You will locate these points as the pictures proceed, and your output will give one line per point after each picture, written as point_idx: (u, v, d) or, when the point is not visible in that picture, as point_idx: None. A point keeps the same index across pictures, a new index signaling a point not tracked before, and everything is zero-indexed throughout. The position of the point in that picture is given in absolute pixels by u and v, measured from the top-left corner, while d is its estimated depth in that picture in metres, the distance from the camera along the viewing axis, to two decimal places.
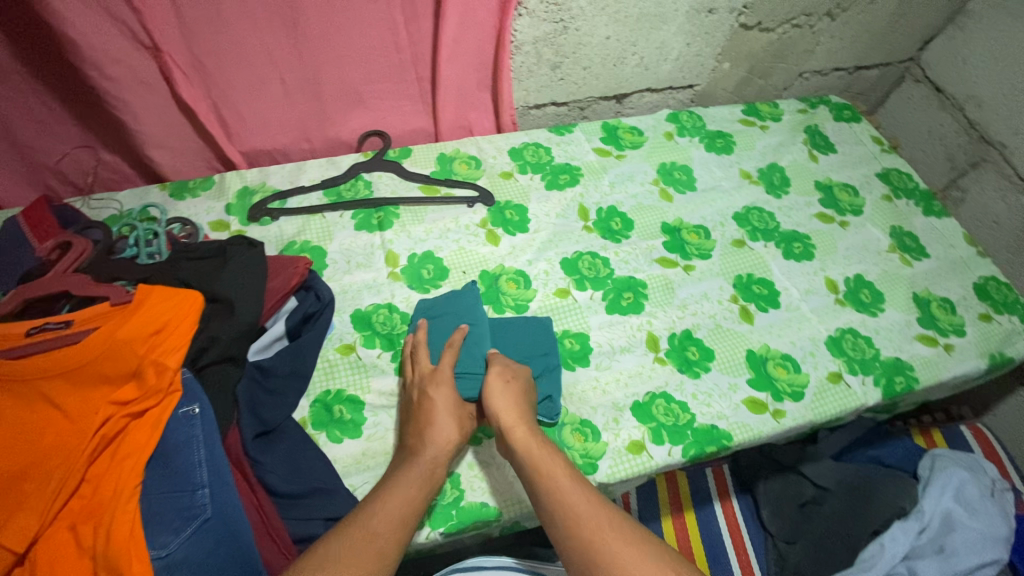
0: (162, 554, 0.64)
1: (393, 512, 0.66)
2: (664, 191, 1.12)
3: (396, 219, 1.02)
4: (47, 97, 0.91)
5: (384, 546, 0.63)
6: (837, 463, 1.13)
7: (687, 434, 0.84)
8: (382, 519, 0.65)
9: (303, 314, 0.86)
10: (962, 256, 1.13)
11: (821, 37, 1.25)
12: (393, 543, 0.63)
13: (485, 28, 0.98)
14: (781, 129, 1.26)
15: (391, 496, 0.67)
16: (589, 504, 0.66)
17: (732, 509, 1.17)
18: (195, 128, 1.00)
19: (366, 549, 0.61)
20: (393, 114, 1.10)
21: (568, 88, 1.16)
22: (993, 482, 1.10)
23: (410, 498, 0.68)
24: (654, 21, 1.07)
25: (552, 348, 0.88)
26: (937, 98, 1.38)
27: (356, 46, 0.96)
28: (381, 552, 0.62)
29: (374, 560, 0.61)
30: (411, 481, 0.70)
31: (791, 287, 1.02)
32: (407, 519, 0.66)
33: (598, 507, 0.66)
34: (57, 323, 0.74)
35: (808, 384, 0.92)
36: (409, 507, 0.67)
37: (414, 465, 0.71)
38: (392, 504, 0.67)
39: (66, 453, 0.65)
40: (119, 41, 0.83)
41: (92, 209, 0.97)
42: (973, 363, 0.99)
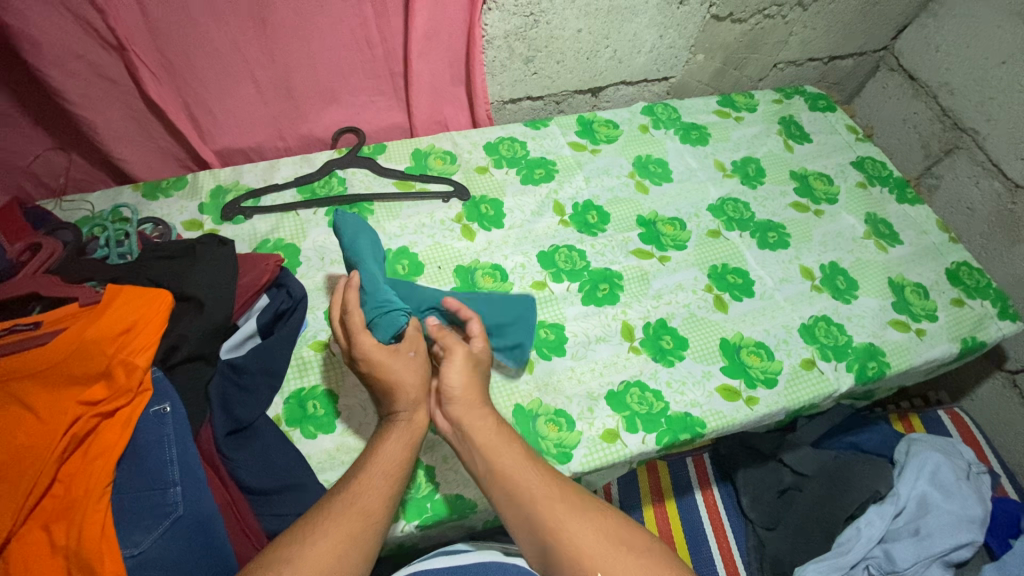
0: (135, 552, 0.64)
1: (379, 473, 0.67)
2: (639, 183, 1.13)
3: (371, 215, 1.02)
4: (14, 98, 0.90)
5: (368, 506, 0.64)
6: (816, 450, 1.15)
7: (661, 422, 0.85)
8: (367, 482, 0.66)
9: (275, 312, 0.87)
10: (935, 243, 1.14)
11: (794, 27, 1.26)
12: (378, 501, 0.65)
13: (456, 22, 0.98)
14: (756, 120, 1.26)
15: (376, 459, 0.68)
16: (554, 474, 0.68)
17: (713, 497, 1.20)
18: (166, 128, 1.00)
19: (349, 514, 0.62)
20: (367, 110, 1.10)
21: (542, 82, 1.16)
22: (968, 465, 1.11)
23: (395, 457, 0.69)
24: (625, 14, 1.07)
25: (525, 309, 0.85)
26: (911, 87, 1.39)
27: (326, 43, 0.96)
28: (366, 513, 0.63)
29: (359, 522, 0.62)
30: (395, 440, 0.70)
31: (765, 276, 1.03)
32: (393, 476, 0.67)
33: (543, 477, 0.67)
34: (25, 324, 0.73)
35: (781, 371, 0.92)
36: (396, 465, 0.68)
37: (395, 422, 0.71)
38: (377, 466, 0.67)
39: (35, 454, 0.64)
40: (80, 36, 0.83)
41: (64, 211, 0.96)
42: (944, 347, 1.00)
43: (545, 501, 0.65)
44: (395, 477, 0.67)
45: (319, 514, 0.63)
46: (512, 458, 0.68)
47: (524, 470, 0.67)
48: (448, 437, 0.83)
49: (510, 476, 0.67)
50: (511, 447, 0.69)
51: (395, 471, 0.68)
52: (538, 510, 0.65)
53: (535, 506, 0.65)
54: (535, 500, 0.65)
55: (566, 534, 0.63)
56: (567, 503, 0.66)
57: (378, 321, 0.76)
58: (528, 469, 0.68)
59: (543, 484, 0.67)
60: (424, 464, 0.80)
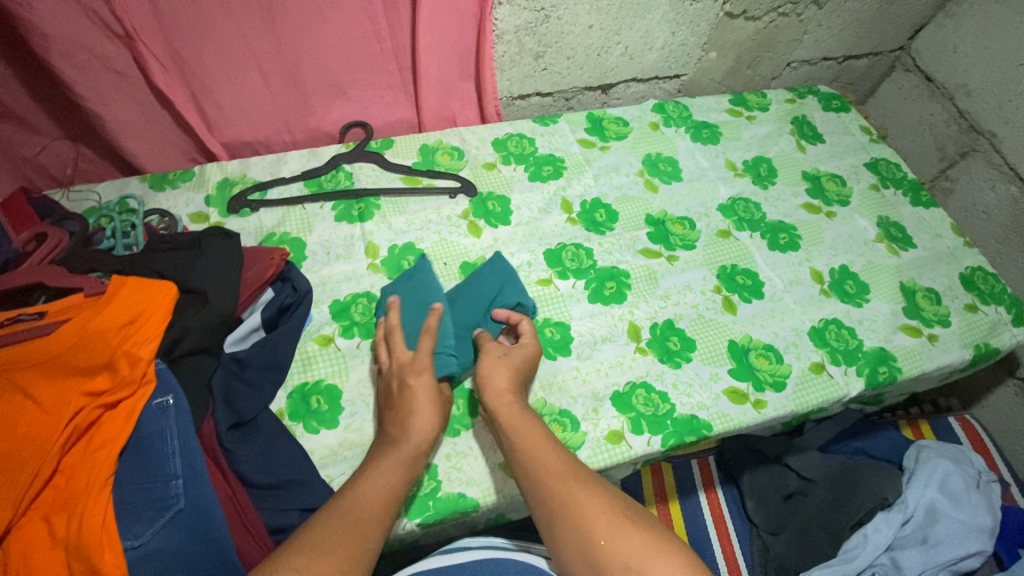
0: (136, 545, 0.64)
1: (377, 502, 0.65)
2: (649, 182, 1.11)
3: (377, 210, 1.02)
4: (22, 88, 0.90)
5: (368, 530, 0.62)
6: (823, 456, 1.14)
7: (667, 424, 0.84)
8: (367, 510, 0.64)
9: (279, 305, 0.86)
10: (949, 247, 1.12)
11: (809, 26, 1.24)
12: (376, 529, 0.63)
13: (466, 16, 0.97)
14: (769, 120, 1.25)
15: (374, 486, 0.67)
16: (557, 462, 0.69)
17: (718, 500, 1.18)
18: (174, 120, 1.00)
19: (349, 537, 0.61)
20: (375, 105, 1.09)
21: (552, 78, 1.15)
22: (978, 473, 1.10)
23: (394, 485, 0.68)
24: (637, 10, 1.06)
25: (524, 297, 0.86)
26: (927, 88, 1.37)
27: (334, 35, 0.95)
28: (365, 538, 0.62)
29: (358, 546, 0.60)
30: (396, 469, 0.69)
31: (775, 278, 1.02)
32: (391, 504, 0.66)
33: (559, 455, 0.69)
34: (29, 315, 0.73)
35: (789, 375, 0.91)
36: (393, 495, 0.67)
37: (396, 449, 0.71)
38: (376, 494, 0.66)
39: (37, 445, 0.63)
40: (89, 30, 0.82)
41: (70, 201, 0.96)
42: (957, 354, 0.98)
43: (557, 476, 0.67)
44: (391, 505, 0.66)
45: (316, 530, 0.61)
46: (534, 436, 0.71)
47: (544, 449, 0.70)
48: (452, 435, 0.82)
49: (528, 453, 0.70)
50: (532, 426, 0.72)
51: (391, 499, 0.67)
52: (550, 482, 0.66)
53: (547, 480, 0.67)
54: (548, 473, 0.67)
55: (573, 506, 0.64)
56: (577, 479, 0.67)
57: (438, 357, 0.80)
58: (546, 446, 0.70)
59: (557, 462, 0.68)
60: (427, 462, 0.80)
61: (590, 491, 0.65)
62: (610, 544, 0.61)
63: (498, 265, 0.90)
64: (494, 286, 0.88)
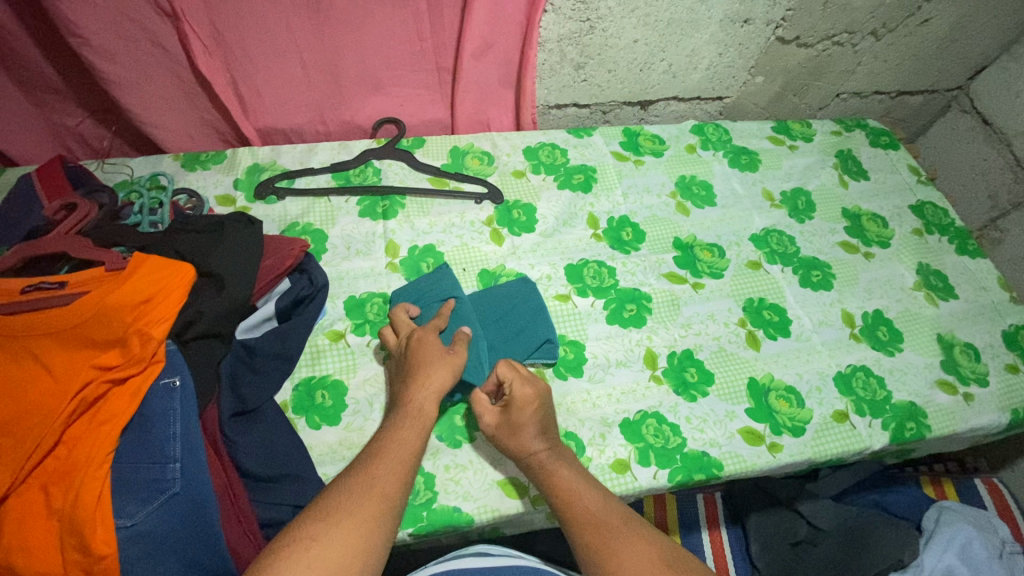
0: (128, 524, 0.63)
1: (392, 458, 0.66)
2: (681, 205, 1.08)
3: (401, 209, 1.01)
4: (69, 62, 0.93)
5: (387, 488, 0.63)
6: (836, 505, 1.09)
7: (676, 459, 0.81)
8: (382, 467, 0.65)
9: (294, 297, 0.86)
10: (994, 301, 1.06)
11: (864, 57, 1.19)
12: (395, 485, 0.64)
13: (510, 22, 0.96)
14: (812, 151, 1.20)
15: (386, 448, 0.67)
16: (603, 506, 0.68)
17: (721, 540, 1.14)
18: (212, 101, 1.01)
19: (369, 497, 0.61)
20: (410, 102, 1.08)
21: (591, 90, 1.13)
22: (1002, 543, 1.03)
23: (409, 447, 0.68)
24: (685, 28, 1.03)
25: (552, 337, 0.86)
26: (983, 131, 1.30)
27: (377, 31, 0.94)
28: (383, 495, 0.62)
29: (377, 504, 0.61)
30: (406, 428, 0.70)
31: (804, 316, 0.98)
32: (405, 463, 0.67)
33: (598, 499, 0.69)
34: (52, 283, 0.74)
35: (810, 421, 0.87)
36: (405, 452, 0.68)
37: (407, 411, 0.72)
38: (393, 455, 0.67)
39: (44, 413, 0.64)
40: (138, 3, 0.83)
41: (104, 173, 0.98)
42: (993, 417, 0.92)
43: (597, 523, 0.66)
44: (406, 464, 0.67)
45: (338, 498, 0.61)
46: (567, 476, 0.71)
47: (580, 492, 0.69)
48: (453, 446, 0.81)
49: (561, 498, 0.69)
50: (564, 466, 0.72)
51: (407, 459, 0.67)
52: (587, 529, 0.66)
53: (586, 529, 0.66)
54: (585, 519, 0.67)
55: (614, 555, 0.63)
56: (618, 527, 0.65)
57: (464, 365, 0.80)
58: (583, 489, 0.70)
59: (594, 506, 0.68)
60: (425, 471, 0.78)
61: (630, 540, 0.64)
62: None
63: (525, 291, 0.90)
64: (520, 321, 0.87)
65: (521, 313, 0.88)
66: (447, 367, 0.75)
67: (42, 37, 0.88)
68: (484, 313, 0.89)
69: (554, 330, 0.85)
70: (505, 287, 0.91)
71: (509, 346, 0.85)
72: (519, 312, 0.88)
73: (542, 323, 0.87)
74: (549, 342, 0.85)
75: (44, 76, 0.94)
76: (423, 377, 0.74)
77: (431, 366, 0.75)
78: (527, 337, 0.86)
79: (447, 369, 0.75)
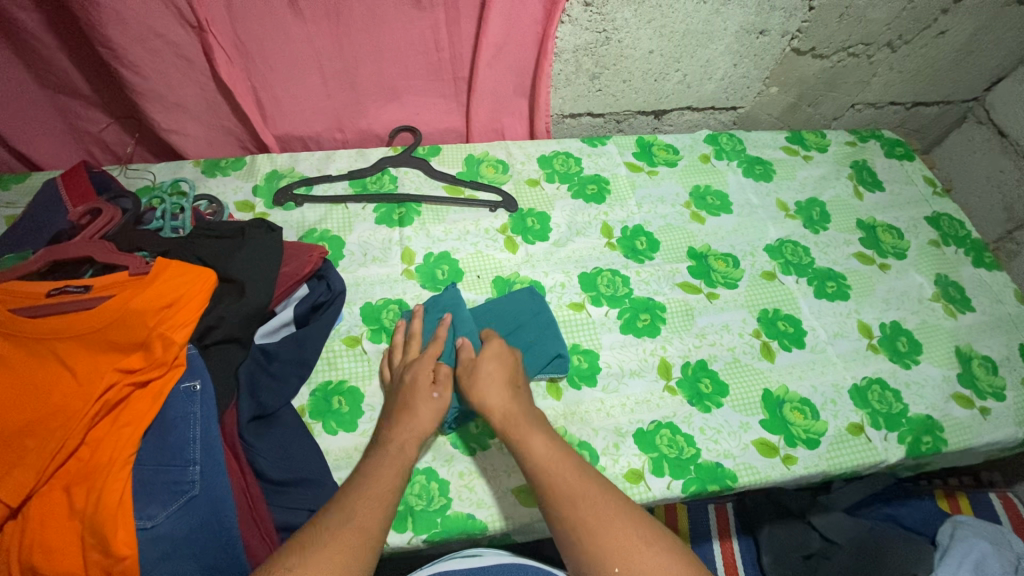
0: (148, 525, 0.64)
1: (376, 492, 0.66)
2: (695, 214, 1.08)
3: (417, 216, 1.02)
4: (93, 69, 0.95)
5: (365, 523, 0.63)
6: (851, 518, 1.08)
7: (689, 469, 0.81)
8: (362, 503, 0.65)
9: (312, 303, 0.87)
10: (1011, 314, 1.05)
11: (879, 68, 1.19)
12: (374, 522, 0.63)
13: (528, 33, 0.97)
14: (827, 161, 1.20)
15: (367, 482, 0.67)
16: (579, 479, 0.67)
17: (732, 551, 1.13)
18: (233, 109, 1.02)
19: (348, 533, 0.61)
20: (426, 111, 1.09)
21: (605, 100, 1.13)
22: (1019, 559, 1.01)
23: (388, 483, 0.68)
24: (701, 39, 1.04)
25: (564, 351, 0.85)
26: (999, 143, 1.30)
27: (396, 42, 0.96)
28: (362, 532, 0.62)
29: (355, 539, 0.61)
30: (387, 467, 0.69)
31: (819, 328, 0.97)
32: (386, 501, 0.66)
33: (577, 471, 0.67)
34: (77, 287, 0.75)
35: (825, 433, 0.87)
36: (389, 489, 0.67)
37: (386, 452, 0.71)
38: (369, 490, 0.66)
39: (68, 415, 0.65)
40: (164, 13, 0.85)
41: (127, 178, 1.00)
42: (1010, 432, 0.92)
43: (574, 497, 0.65)
44: (385, 500, 0.66)
45: (318, 532, 0.61)
46: (544, 443, 0.70)
47: (558, 461, 0.68)
48: (467, 453, 0.81)
49: (537, 465, 0.68)
50: (540, 434, 0.71)
51: (385, 494, 0.67)
52: (566, 500, 0.65)
53: (563, 501, 0.65)
54: (564, 490, 0.65)
55: (590, 532, 0.62)
56: (598, 501, 0.65)
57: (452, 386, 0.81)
58: (561, 459, 0.68)
59: (572, 478, 0.66)
60: (439, 478, 0.79)
61: (609, 517, 0.63)
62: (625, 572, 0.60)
63: (535, 305, 0.90)
64: (529, 337, 0.87)
65: (533, 326, 0.88)
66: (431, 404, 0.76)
67: (69, 46, 0.91)
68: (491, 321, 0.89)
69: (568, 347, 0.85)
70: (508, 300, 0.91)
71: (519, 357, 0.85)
72: (531, 325, 0.88)
73: (556, 337, 0.86)
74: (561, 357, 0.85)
75: (70, 82, 0.96)
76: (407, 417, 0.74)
77: (414, 407, 0.75)
78: (539, 351, 0.85)
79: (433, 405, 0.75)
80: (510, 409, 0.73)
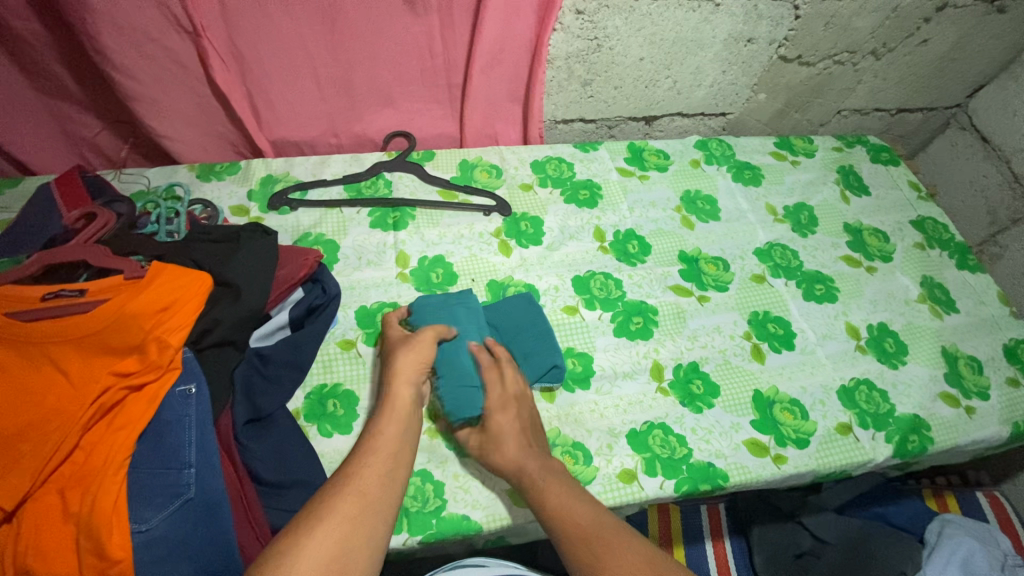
0: (143, 529, 0.64)
1: (379, 460, 0.67)
2: (685, 219, 1.10)
3: (412, 220, 1.03)
4: (87, 74, 0.95)
5: (368, 488, 0.64)
6: (839, 517, 1.09)
7: (682, 469, 0.82)
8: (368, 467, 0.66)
9: (307, 306, 0.87)
10: (994, 315, 1.07)
11: (864, 75, 1.22)
12: (377, 488, 0.65)
13: (521, 40, 0.99)
14: (814, 166, 1.22)
15: (373, 448, 0.69)
16: (594, 519, 0.67)
17: (725, 551, 1.14)
18: (228, 114, 1.03)
19: (354, 500, 0.62)
20: (421, 116, 1.11)
21: (597, 105, 1.15)
22: (1004, 556, 1.04)
23: (391, 443, 0.70)
24: (690, 46, 1.06)
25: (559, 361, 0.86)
26: (982, 148, 1.33)
27: (390, 48, 0.97)
28: (364, 500, 0.63)
29: (360, 504, 0.62)
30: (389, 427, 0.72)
31: (807, 329, 0.99)
32: (392, 475, 0.67)
33: (592, 514, 0.68)
34: (72, 290, 0.76)
35: (814, 433, 0.88)
36: (394, 458, 0.69)
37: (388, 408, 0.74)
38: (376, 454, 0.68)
39: (63, 418, 0.65)
40: (159, 21, 0.86)
41: (121, 183, 1.00)
42: (994, 430, 0.94)
43: (589, 535, 0.66)
44: (392, 462, 0.68)
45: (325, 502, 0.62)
46: (557, 493, 0.70)
47: (572, 505, 0.69)
48: (462, 455, 0.82)
49: (553, 511, 0.69)
50: (556, 481, 0.72)
51: (391, 457, 0.68)
52: (581, 540, 0.65)
53: (577, 543, 0.65)
54: (580, 531, 0.66)
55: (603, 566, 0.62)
56: (609, 538, 0.65)
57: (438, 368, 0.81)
58: (576, 503, 0.69)
59: (585, 519, 0.67)
60: (434, 479, 0.79)
61: (621, 550, 0.63)
62: None
63: (532, 316, 0.90)
64: (524, 347, 0.87)
65: (530, 333, 0.88)
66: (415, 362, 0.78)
67: (64, 52, 0.91)
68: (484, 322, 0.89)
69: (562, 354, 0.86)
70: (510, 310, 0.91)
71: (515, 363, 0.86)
72: (528, 332, 0.89)
73: (550, 344, 0.87)
74: (556, 365, 0.85)
75: (65, 87, 0.96)
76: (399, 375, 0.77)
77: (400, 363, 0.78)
78: (534, 359, 0.86)
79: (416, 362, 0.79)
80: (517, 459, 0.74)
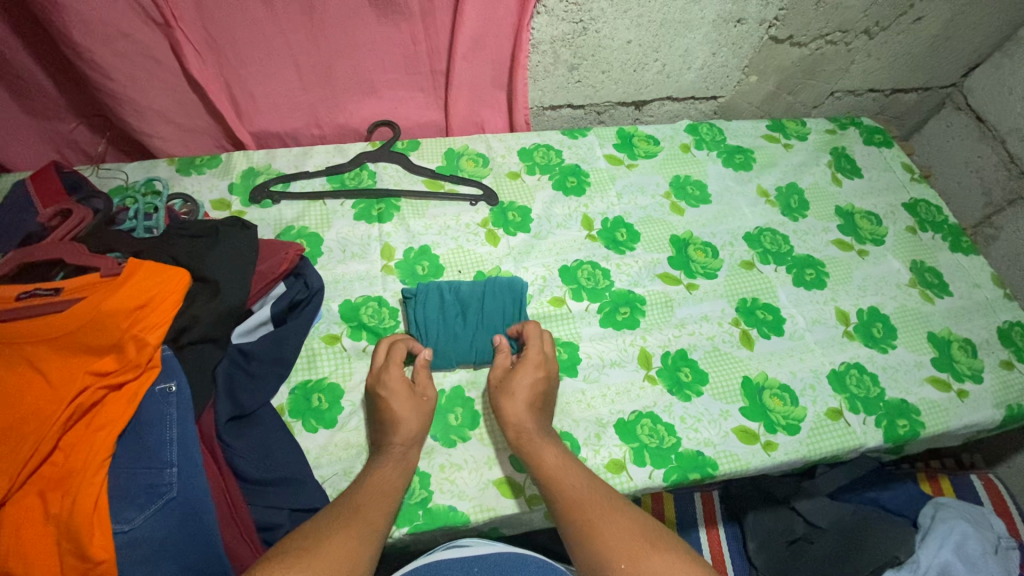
0: (125, 528, 0.64)
1: (374, 498, 0.69)
2: (675, 205, 1.08)
3: (396, 211, 1.01)
4: (57, 67, 0.92)
5: (373, 515, 0.67)
6: (832, 502, 1.09)
7: (670, 459, 0.81)
8: (368, 495, 0.69)
9: (290, 301, 0.87)
10: (988, 298, 1.06)
11: (857, 56, 1.19)
12: (380, 514, 0.68)
13: (504, 24, 0.96)
14: (806, 149, 1.20)
15: (373, 477, 0.71)
16: (586, 487, 0.70)
17: (718, 538, 1.14)
18: (207, 107, 1.01)
19: (355, 519, 0.65)
20: (404, 105, 1.08)
21: (585, 91, 1.13)
22: (997, 538, 1.04)
23: (391, 479, 0.72)
24: (678, 28, 1.03)
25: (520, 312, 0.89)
26: (977, 128, 1.31)
27: (370, 35, 0.95)
28: (367, 523, 0.66)
29: (362, 525, 0.65)
30: (392, 467, 0.73)
31: (797, 315, 0.98)
32: (390, 495, 0.71)
33: (584, 479, 0.71)
34: (46, 290, 0.74)
35: (804, 419, 0.88)
36: (390, 489, 0.71)
37: (390, 455, 0.74)
38: (375, 484, 0.71)
39: (41, 419, 0.64)
40: (130, 12, 0.84)
41: (99, 178, 0.99)
42: (987, 413, 0.93)
43: (581, 500, 0.68)
44: (391, 498, 0.71)
45: (328, 520, 0.65)
46: (552, 454, 0.73)
47: (565, 473, 0.71)
48: (447, 446, 0.81)
49: (548, 477, 0.71)
50: (551, 446, 0.74)
51: (390, 490, 0.71)
52: (579, 509, 0.67)
53: (569, 508, 0.68)
54: (576, 500, 0.68)
55: (596, 531, 0.65)
56: (600, 506, 0.67)
57: (448, 353, 0.86)
58: (571, 472, 0.71)
59: (579, 486, 0.70)
60: (421, 471, 0.79)
61: (609, 516, 0.66)
62: (630, 569, 0.60)
63: (504, 287, 0.91)
64: (494, 311, 0.89)
65: (494, 292, 0.90)
66: (423, 415, 0.78)
67: (35, 45, 0.89)
68: (453, 311, 0.88)
69: (530, 328, 0.85)
70: (485, 288, 0.90)
71: (494, 331, 0.88)
72: (493, 291, 0.90)
73: (512, 296, 0.90)
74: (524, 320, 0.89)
75: (36, 82, 0.94)
76: (401, 425, 0.76)
77: (401, 414, 0.77)
78: (502, 319, 0.89)
79: (422, 411, 0.78)
80: (522, 425, 0.76)
